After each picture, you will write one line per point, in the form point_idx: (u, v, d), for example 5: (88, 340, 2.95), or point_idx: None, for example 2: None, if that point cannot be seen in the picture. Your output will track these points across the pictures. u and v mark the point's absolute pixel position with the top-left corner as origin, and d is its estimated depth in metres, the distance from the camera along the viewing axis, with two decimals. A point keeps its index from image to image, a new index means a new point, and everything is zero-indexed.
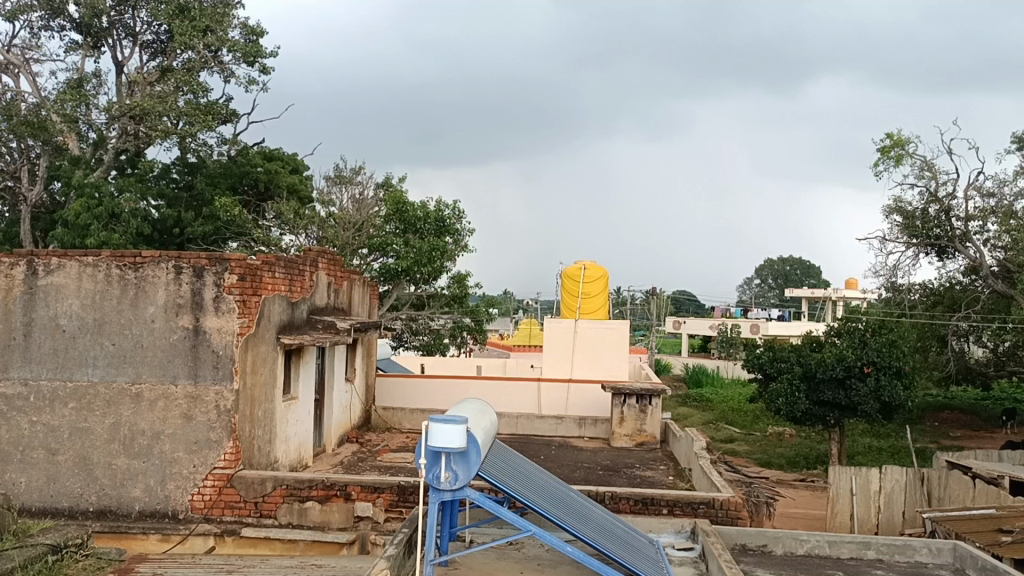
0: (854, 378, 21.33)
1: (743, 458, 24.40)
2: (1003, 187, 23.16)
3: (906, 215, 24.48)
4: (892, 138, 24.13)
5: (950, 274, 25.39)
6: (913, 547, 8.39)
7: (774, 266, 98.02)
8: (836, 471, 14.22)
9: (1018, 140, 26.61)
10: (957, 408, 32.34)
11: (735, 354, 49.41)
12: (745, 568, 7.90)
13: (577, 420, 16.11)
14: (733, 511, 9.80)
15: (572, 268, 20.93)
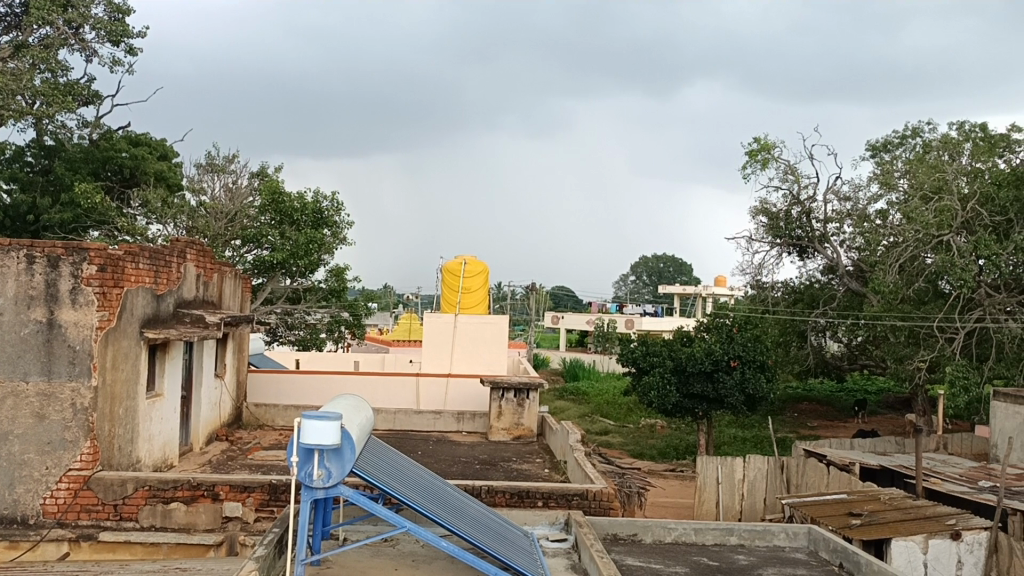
0: (721, 371, 22.26)
1: (616, 450, 25.07)
2: (858, 192, 24.70)
3: (771, 216, 25.71)
4: (759, 142, 25.29)
5: (810, 273, 26.87)
6: (772, 532, 8.85)
7: (649, 263, 101.06)
8: (704, 460, 14.88)
9: (872, 148, 28.44)
10: (814, 399, 34.29)
11: (611, 349, 50.62)
12: (616, 557, 8.10)
13: (456, 414, 16.15)
14: (605, 502, 10.07)
15: (452, 263, 20.90)
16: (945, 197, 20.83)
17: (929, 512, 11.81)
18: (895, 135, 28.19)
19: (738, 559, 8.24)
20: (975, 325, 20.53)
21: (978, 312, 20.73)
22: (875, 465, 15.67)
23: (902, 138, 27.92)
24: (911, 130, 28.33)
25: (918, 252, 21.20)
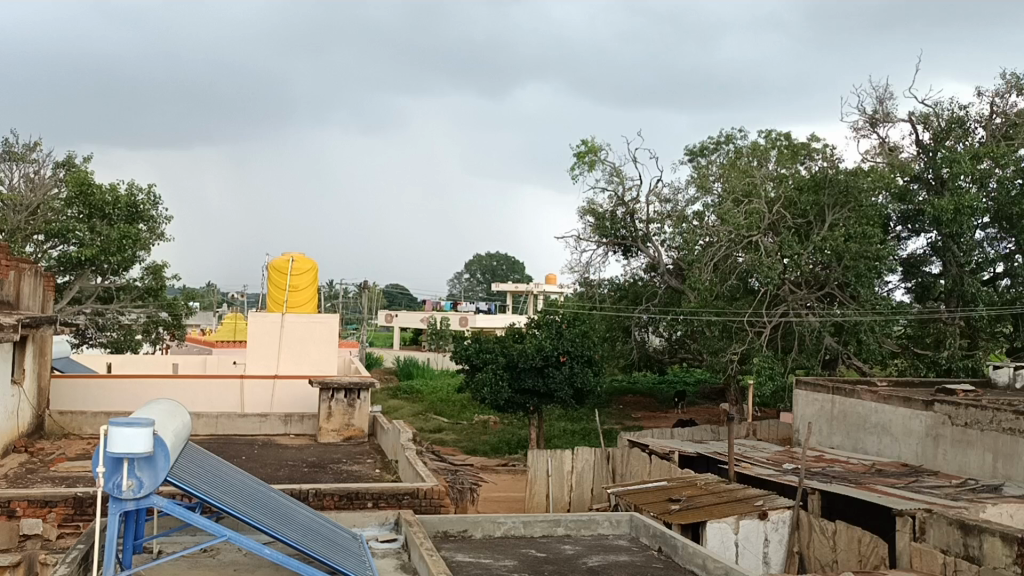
0: (551, 366, 22.88)
1: (450, 447, 25.14)
2: (677, 195, 26.03)
3: (598, 217, 26.62)
4: (586, 144, 26.12)
5: (634, 271, 28.03)
6: (596, 520, 9.16)
7: (482, 261, 102.21)
8: (535, 454, 15.22)
9: (689, 152, 30.06)
10: (638, 391, 35.90)
11: (445, 346, 50.81)
12: (446, 555, 8.12)
13: (283, 417, 15.66)
14: (436, 499, 10.10)
15: (278, 260, 20.09)
16: (753, 200, 22.39)
17: (741, 494, 12.67)
18: (711, 141, 29.89)
19: (564, 549, 8.48)
20: (780, 319, 22.15)
21: (783, 307, 22.34)
22: (692, 453, 16.54)
23: (717, 144, 29.68)
24: (725, 136, 30.15)
25: (731, 251, 22.76)
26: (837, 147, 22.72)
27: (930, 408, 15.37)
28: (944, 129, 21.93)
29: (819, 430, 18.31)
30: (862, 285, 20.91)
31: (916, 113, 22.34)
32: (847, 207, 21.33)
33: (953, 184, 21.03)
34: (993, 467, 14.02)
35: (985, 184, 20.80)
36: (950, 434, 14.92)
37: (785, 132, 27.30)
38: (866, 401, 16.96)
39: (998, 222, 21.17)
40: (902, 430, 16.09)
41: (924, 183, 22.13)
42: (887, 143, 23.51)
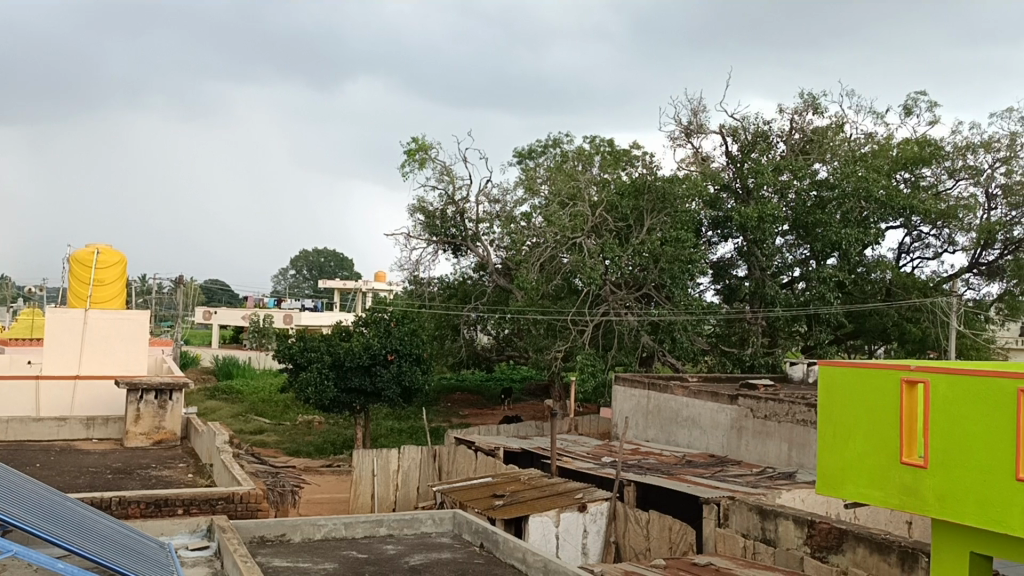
0: (378, 365, 22.70)
1: (271, 449, 24.31)
2: (506, 196, 26.42)
3: (428, 215, 26.60)
4: (417, 142, 26.03)
5: (463, 270, 28.19)
6: (419, 519, 9.13)
7: (309, 257, 99.69)
8: (360, 454, 15.01)
9: (518, 154, 30.63)
10: (466, 389, 36.22)
11: (267, 344, 49.09)
12: (261, 560, 7.83)
13: (84, 421, 14.60)
14: (253, 504, 9.73)
15: (81, 252, 18.58)
16: (578, 204, 23.14)
17: (561, 487, 13.07)
18: (539, 144, 30.60)
19: (387, 549, 8.40)
20: (602, 318, 23.05)
21: (604, 307, 23.20)
22: (517, 449, 16.87)
23: (545, 148, 30.43)
24: (552, 140, 30.92)
25: (555, 252, 23.31)
26: (655, 155, 23.91)
27: (734, 401, 16.48)
28: (750, 142, 23.46)
29: (635, 424, 19.18)
30: (677, 286, 22.11)
31: (725, 126, 23.82)
32: (665, 212, 22.54)
33: (758, 194, 22.63)
34: (788, 455, 15.22)
35: (785, 195, 22.51)
36: (752, 426, 16.05)
37: (608, 139, 28.30)
38: (678, 396, 17.96)
39: (795, 230, 22.86)
40: (709, 423, 17.14)
41: (732, 192, 23.73)
42: (700, 152, 24.92)
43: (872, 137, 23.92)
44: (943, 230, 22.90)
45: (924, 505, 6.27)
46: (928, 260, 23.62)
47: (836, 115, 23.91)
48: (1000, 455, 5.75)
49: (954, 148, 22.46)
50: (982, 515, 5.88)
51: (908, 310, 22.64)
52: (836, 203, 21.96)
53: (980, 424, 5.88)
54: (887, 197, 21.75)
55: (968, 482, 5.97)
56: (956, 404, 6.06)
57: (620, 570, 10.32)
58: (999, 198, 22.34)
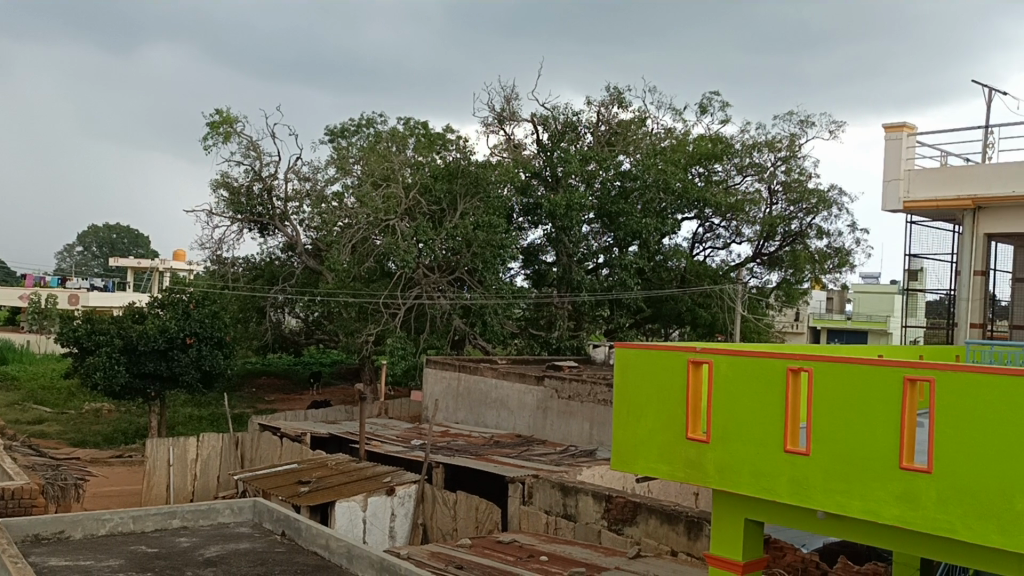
0: (176, 349, 21.53)
1: (53, 440, 22.42)
2: (316, 174, 25.75)
3: (231, 191, 25.38)
4: (221, 114, 24.77)
5: (270, 250, 27.21)
6: (216, 509, 8.74)
7: (99, 233, 92.45)
8: (154, 443, 14.21)
9: (330, 132, 29.92)
10: (272, 373, 35.08)
11: (49, 328, 45.09)
12: (35, 560, 7.19)
13: None
14: (26, 499, 8.96)
15: None
16: (391, 185, 22.97)
17: (369, 472, 12.97)
18: (352, 123, 29.96)
19: (179, 542, 7.97)
20: (414, 301, 22.98)
21: (417, 290, 23.22)
22: (324, 434, 16.54)
23: (358, 127, 29.85)
24: (365, 119, 30.39)
25: (368, 234, 23.00)
26: (468, 141, 24.09)
27: (541, 382, 16.98)
28: (559, 132, 24.18)
29: (445, 407, 19.33)
30: (488, 271, 22.54)
31: (537, 114, 24.37)
32: (477, 197, 22.82)
33: (566, 182, 23.43)
34: (589, 433, 15.91)
35: (591, 184, 23.56)
36: (557, 406, 16.62)
37: (422, 121, 28.16)
38: (487, 378, 18.29)
39: (600, 219, 23.78)
40: (517, 405, 17.59)
41: (542, 180, 24.31)
42: (513, 140, 25.38)
43: (671, 132, 25.29)
44: (732, 222, 24.62)
45: (705, 476, 6.74)
46: (719, 249, 25.35)
47: (639, 109, 25.08)
48: (771, 430, 6.30)
49: (742, 146, 24.21)
50: (755, 485, 6.41)
51: (700, 296, 24.18)
52: (638, 193, 23.07)
53: (755, 402, 6.41)
54: (683, 189, 23.21)
55: (744, 455, 6.48)
56: (735, 383, 6.57)
57: (426, 552, 10.36)
58: (780, 194, 24.33)
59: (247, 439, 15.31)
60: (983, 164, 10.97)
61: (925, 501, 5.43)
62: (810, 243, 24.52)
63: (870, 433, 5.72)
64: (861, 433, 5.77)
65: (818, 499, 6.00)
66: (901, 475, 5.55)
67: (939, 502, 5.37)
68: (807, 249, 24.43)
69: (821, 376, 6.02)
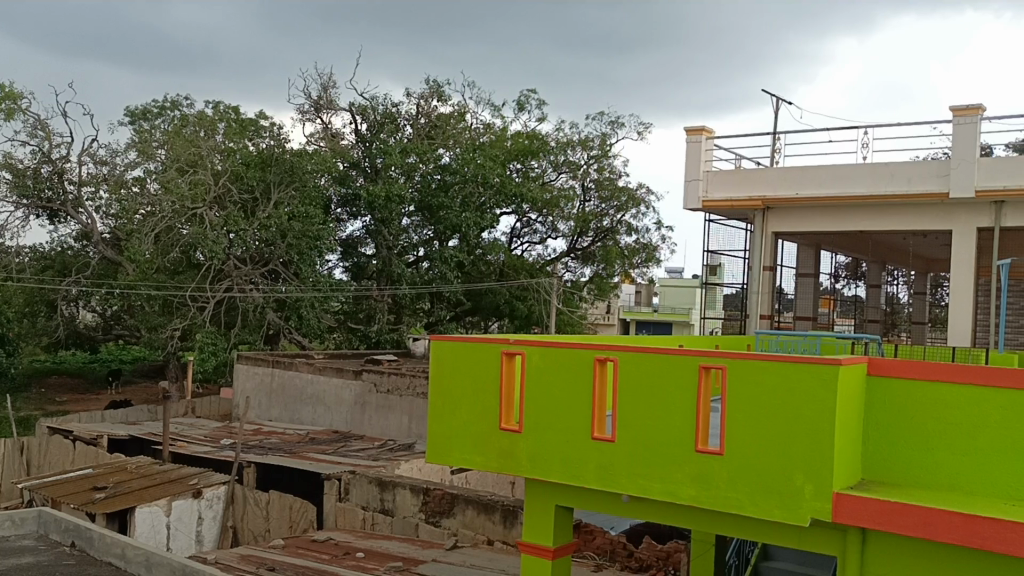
0: None
1: None
2: (115, 158, 24.02)
3: (15, 173, 23.21)
4: (2, 89, 22.56)
5: (61, 238, 25.14)
6: None
7: None
8: None
9: (130, 113, 28.00)
10: (63, 372, 32.38)
11: None
12: None
13: None
14: None
15: None
16: (198, 172, 21.83)
17: (173, 474, 12.29)
18: (154, 105, 28.18)
19: None
20: (224, 295, 21.98)
21: (227, 283, 22.22)
22: (122, 436, 15.50)
23: (161, 109, 28.10)
24: (169, 101, 28.66)
25: (173, 223, 21.78)
26: (283, 128, 23.25)
27: (358, 377, 16.75)
28: (379, 122, 23.84)
29: (257, 404, 18.64)
30: (304, 263, 21.94)
31: (354, 104, 23.94)
32: (292, 186, 22.12)
33: (386, 174, 23.16)
34: (408, 427, 15.92)
35: (411, 176, 23.36)
36: (375, 401, 16.48)
37: (232, 106, 26.95)
38: (303, 373, 17.79)
39: (421, 211, 23.72)
40: (333, 400, 17.25)
41: (360, 170, 23.94)
42: (329, 129, 24.80)
43: (490, 128, 25.60)
44: (548, 218, 25.28)
45: (517, 466, 6.87)
46: (536, 244, 25.98)
47: (458, 104, 25.23)
48: (579, 419, 6.52)
49: (557, 144, 24.88)
50: (565, 472, 6.60)
51: (517, 289, 24.61)
52: (457, 187, 23.20)
53: (565, 392, 6.62)
54: (501, 184, 23.56)
55: (554, 444, 6.67)
56: (546, 374, 6.74)
57: (235, 556, 9.93)
58: (593, 191, 25.27)
59: (33, 443, 14.12)
60: (772, 168, 11.91)
61: (717, 481, 5.81)
62: (620, 240, 25.63)
63: (670, 419, 6.05)
64: (661, 419, 6.10)
65: (622, 483, 6.27)
66: (697, 458, 5.92)
67: (729, 481, 5.76)
68: (617, 245, 25.53)
69: (626, 365, 6.31)
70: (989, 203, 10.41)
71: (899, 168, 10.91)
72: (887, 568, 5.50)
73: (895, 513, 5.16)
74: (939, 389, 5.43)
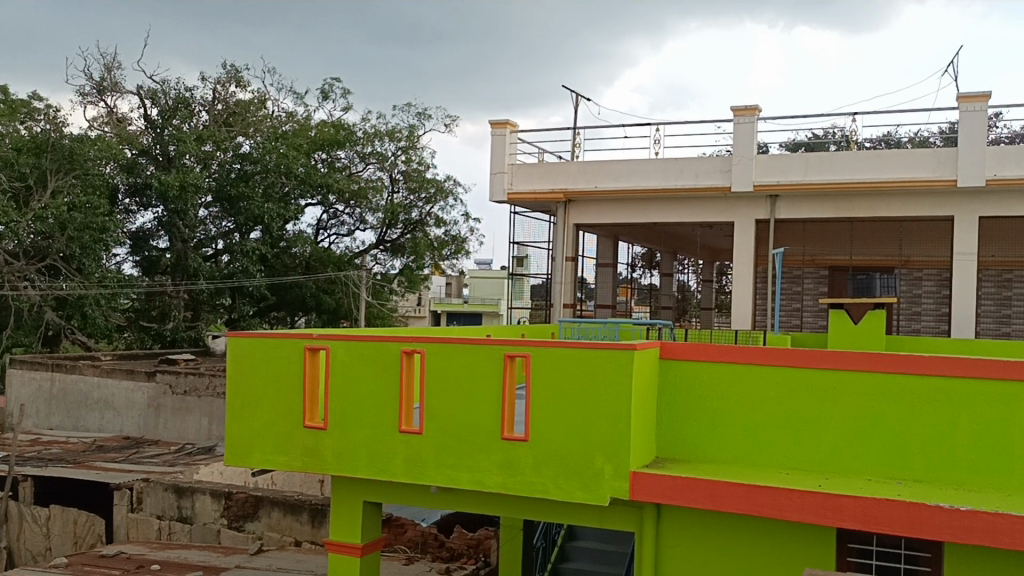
0: None
1: None
2: None
3: None
4: None
5: None
6: None
7: None
8: None
9: None
10: None
11: None
12: None
13: None
14: None
15: None
16: None
17: None
18: None
19: None
20: None
21: None
22: None
23: None
24: None
25: None
26: (60, 110, 21.28)
27: (152, 378, 15.75)
28: (170, 108, 22.41)
29: (34, 412, 17.04)
30: (87, 257, 20.25)
31: (142, 87, 22.35)
32: (71, 174, 20.40)
33: (179, 162, 21.85)
34: (208, 429, 15.20)
35: (207, 165, 22.16)
36: (170, 403, 15.58)
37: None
38: (88, 376, 16.43)
39: (219, 203, 22.51)
40: (123, 404, 16.10)
41: (151, 158, 22.37)
42: (115, 113, 23.05)
43: (293, 116, 24.74)
44: (356, 210, 24.82)
45: (322, 463, 6.67)
46: (343, 236, 25.46)
47: (259, 90, 24.20)
48: (386, 412, 6.44)
49: (364, 134, 24.46)
50: (372, 467, 6.49)
51: (324, 282, 24.03)
52: (258, 176, 22.28)
53: (371, 385, 6.51)
54: (305, 174, 22.87)
55: (361, 439, 6.54)
56: (352, 368, 6.59)
57: None
58: (401, 183, 25.08)
59: None
60: (573, 162, 12.33)
61: (523, 467, 5.93)
62: (429, 232, 25.62)
63: (476, 408, 6.10)
64: (467, 409, 6.14)
65: (430, 475, 6.26)
66: (502, 445, 6.00)
67: (534, 465, 5.89)
68: (427, 237, 25.49)
69: (432, 356, 6.29)
70: (766, 197, 11.29)
71: (687, 164, 11.65)
72: (681, 539, 5.84)
73: (686, 488, 5.47)
74: (726, 370, 5.80)
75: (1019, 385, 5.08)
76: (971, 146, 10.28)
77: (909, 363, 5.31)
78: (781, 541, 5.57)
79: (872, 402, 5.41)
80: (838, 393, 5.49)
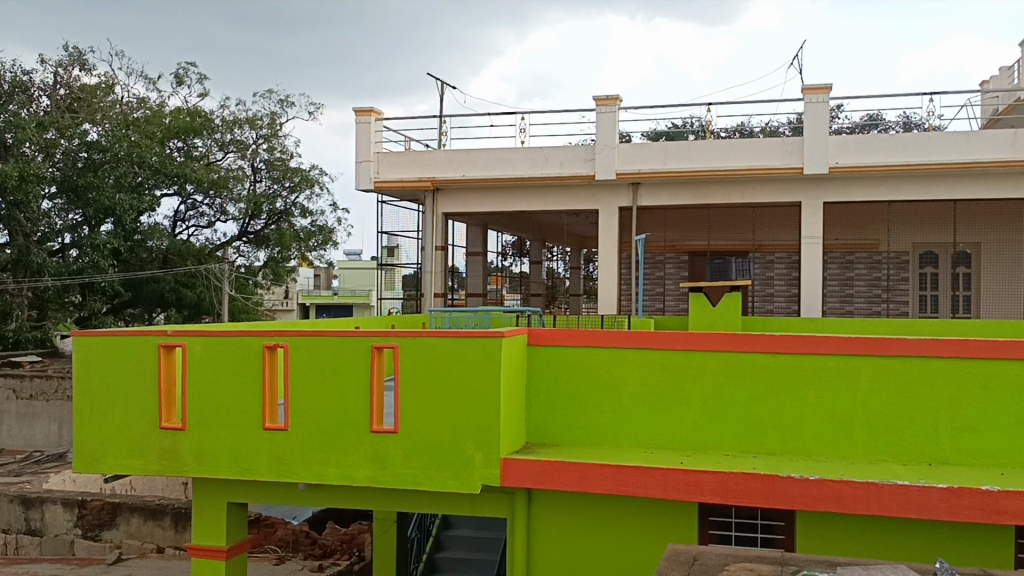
0: None
1: None
2: None
3: None
4: None
5: None
6: None
7: None
8: None
9: None
10: None
11: None
12: None
13: None
14: None
15: None
16: None
17: None
18: None
19: None
20: None
21: None
22: None
23: None
24: None
25: None
26: None
27: None
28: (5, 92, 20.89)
29: None
30: None
31: None
32: None
33: (17, 151, 20.35)
34: (58, 435, 14.31)
35: (50, 153, 20.73)
36: (15, 409, 14.56)
37: None
38: None
39: (64, 194, 21.07)
40: None
41: None
42: None
43: (144, 102, 23.47)
44: (215, 200, 23.85)
45: (181, 465, 6.38)
46: (203, 228, 24.42)
47: (106, 75, 22.84)
48: (248, 408, 6.22)
49: (223, 122, 23.52)
50: (235, 466, 6.26)
51: (184, 276, 23.08)
52: (108, 166, 21.07)
53: (233, 382, 6.27)
54: (160, 163, 21.79)
55: (223, 438, 6.29)
56: (211, 365, 6.33)
57: None
58: (263, 171, 24.28)
59: None
60: (439, 151, 12.27)
61: (393, 459, 5.87)
62: (295, 222, 24.90)
63: (343, 402, 5.99)
64: (334, 402, 6.01)
65: (297, 472, 6.10)
66: (372, 438, 5.92)
67: (404, 456, 5.84)
68: (292, 228, 24.76)
69: (296, 351, 6.11)
70: (628, 185, 11.58)
71: (552, 152, 11.79)
72: (552, 522, 5.93)
73: (555, 471, 5.56)
74: (591, 354, 5.92)
75: (856, 360, 5.43)
76: (816, 135, 10.88)
77: (761, 343, 5.57)
78: (647, 518, 5.75)
79: (728, 381, 5.66)
80: (698, 373, 5.71)
